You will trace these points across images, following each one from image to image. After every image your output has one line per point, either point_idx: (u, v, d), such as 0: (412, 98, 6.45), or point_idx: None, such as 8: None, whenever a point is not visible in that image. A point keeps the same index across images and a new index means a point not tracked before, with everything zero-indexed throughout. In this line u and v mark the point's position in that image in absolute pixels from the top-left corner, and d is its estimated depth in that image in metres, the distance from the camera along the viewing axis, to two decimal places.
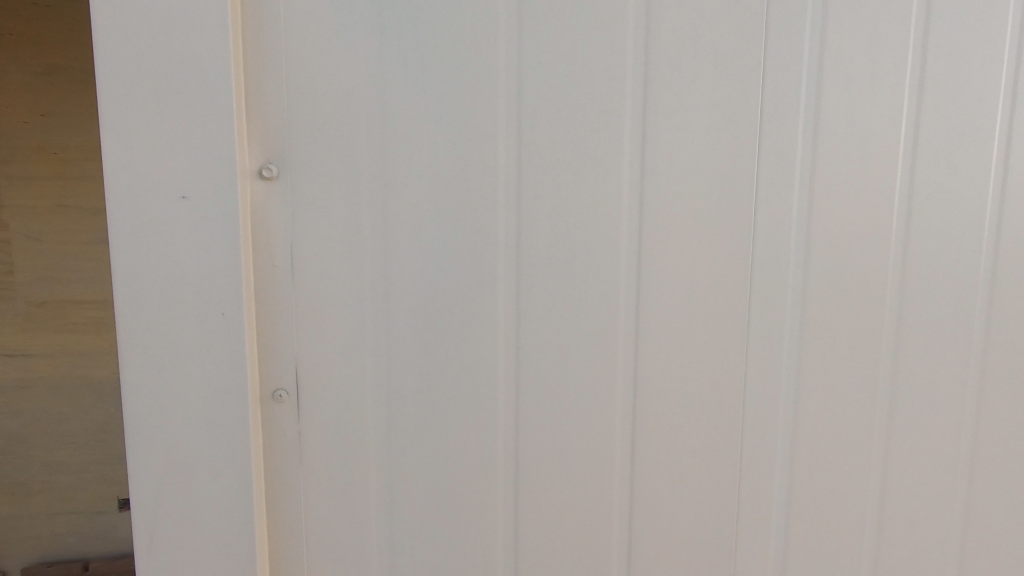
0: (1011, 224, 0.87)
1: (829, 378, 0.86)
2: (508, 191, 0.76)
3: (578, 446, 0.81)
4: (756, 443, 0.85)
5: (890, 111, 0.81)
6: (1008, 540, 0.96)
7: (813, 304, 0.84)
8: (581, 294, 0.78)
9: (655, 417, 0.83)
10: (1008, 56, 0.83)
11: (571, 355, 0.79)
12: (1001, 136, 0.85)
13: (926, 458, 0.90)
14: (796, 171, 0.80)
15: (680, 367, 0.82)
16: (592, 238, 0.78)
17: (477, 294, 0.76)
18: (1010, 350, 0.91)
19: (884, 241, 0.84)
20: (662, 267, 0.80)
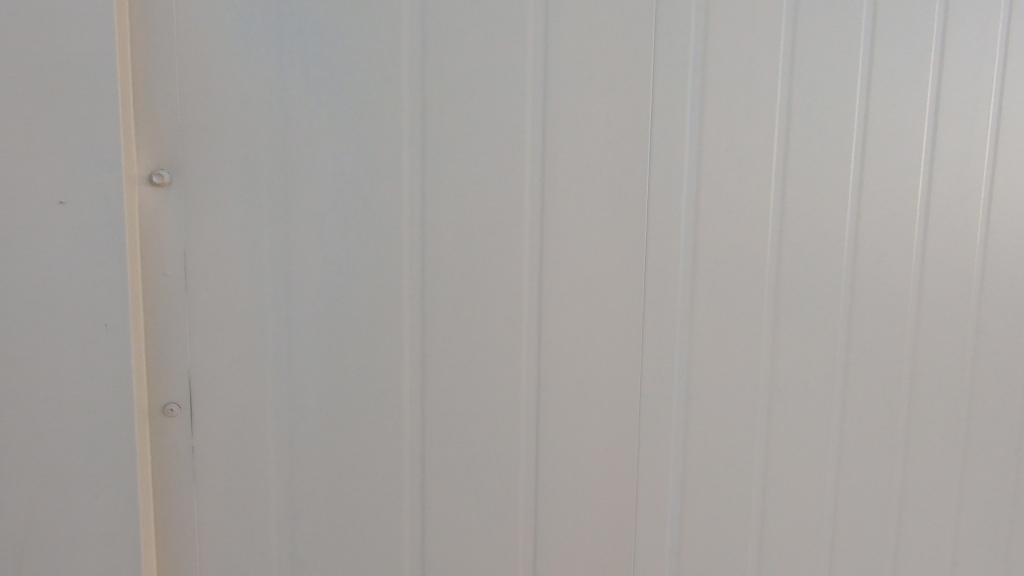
0: (865, 232, 0.98)
1: (716, 372, 0.93)
2: (411, 198, 0.77)
3: (485, 450, 0.83)
4: (652, 437, 0.91)
5: (764, 130, 0.90)
6: (878, 525, 1.05)
7: (701, 310, 0.91)
8: (485, 298, 0.81)
9: (558, 418, 0.86)
10: (861, 83, 0.95)
11: (477, 361, 0.81)
12: (858, 153, 0.97)
13: (801, 445, 1.00)
14: (681, 184, 0.87)
15: (581, 366, 0.86)
16: (495, 244, 0.81)
17: (382, 302, 0.77)
18: (870, 344, 1.02)
19: (760, 248, 0.93)
20: (561, 271, 0.84)
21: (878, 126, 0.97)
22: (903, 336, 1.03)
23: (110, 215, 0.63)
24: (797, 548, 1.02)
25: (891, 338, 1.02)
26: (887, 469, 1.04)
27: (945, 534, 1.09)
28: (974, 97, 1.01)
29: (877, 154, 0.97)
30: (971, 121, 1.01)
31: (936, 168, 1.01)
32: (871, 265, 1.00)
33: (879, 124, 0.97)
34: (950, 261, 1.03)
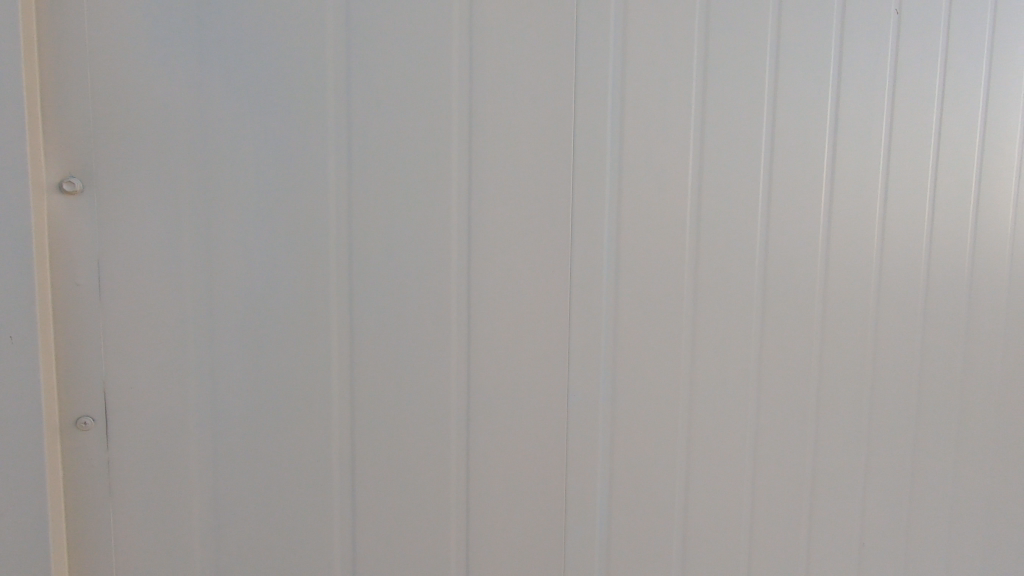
0: (954, 190, 0.88)
1: (794, 346, 0.76)
2: (457, 108, 0.57)
3: (547, 453, 0.63)
4: (731, 427, 0.73)
5: (842, 53, 0.75)
6: (960, 528, 0.94)
7: (775, 277, 0.74)
8: (549, 248, 0.61)
9: (632, 411, 0.67)
10: (951, 15, 0.83)
11: (537, 335, 0.62)
12: (948, 99, 0.85)
13: (893, 434, 0.86)
14: (761, 109, 0.71)
15: (652, 337, 0.67)
16: (561, 175, 0.61)
17: (414, 252, 0.56)
18: (952, 325, 0.90)
19: (846, 198, 0.78)
20: (633, 213, 0.65)
21: (964, 68, 0.86)
22: (989, 311, 0.94)
23: (10, 102, 0.43)
24: (891, 555, 0.88)
25: (978, 313, 0.93)
26: (974, 458, 0.94)
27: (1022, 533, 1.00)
28: None
29: (953, 108, 0.86)
30: None
31: (1019, 127, 0.93)
32: (959, 229, 0.89)
33: (966, 67, 0.86)
34: None
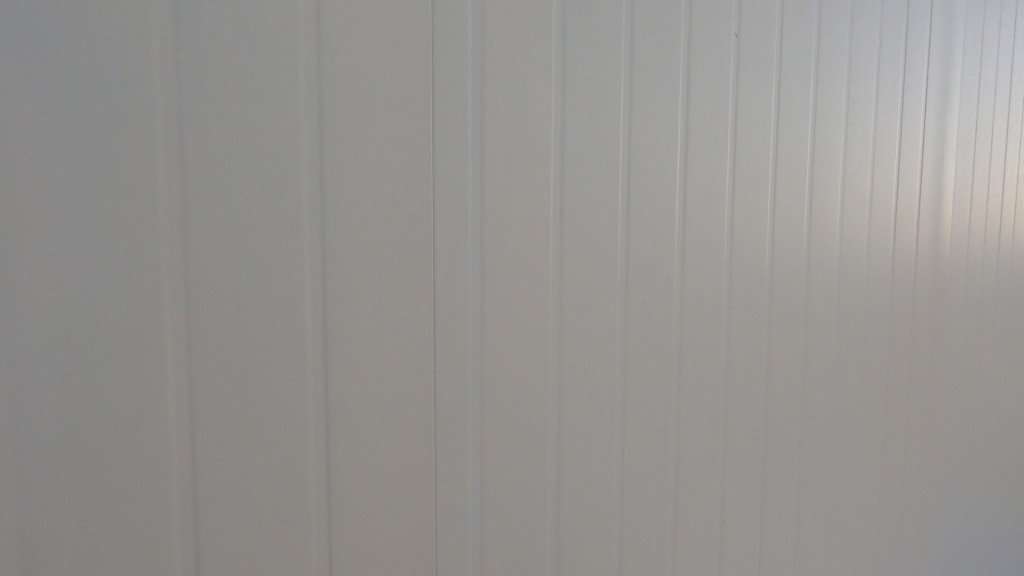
0: (790, 198, 0.99)
1: (655, 342, 0.82)
2: (304, 111, 0.55)
3: (414, 457, 0.63)
4: (598, 422, 0.77)
5: (689, 71, 0.82)
6: (804, 499, 1.06)
7: (637, 274, 0.79)
8: (409, 253, 0.61)
9: (500, 410, 0.68)
10: (782, 41, 0.93)
11: (401, 339, 0.61)
12: (782, 116, 0.96)
13: (745, 419, 0.95)
14: (618, 120, 0.75)
15: (519, 339, 0.69)
16: (421, 182, 0.61)
17: (260, 257, 0.54)
18: (796, 318, 1.02)
19: (699, 205, 0.85)
20: (497, 219, 0.66)
21: (794, 89, 0.97)
22: (822, 304, 1.06)
23: None
24: (746, 530, 0.96)
25: (813, 306, 1.05)
26: (811, 435, 1.06)
27: (852, 497, 1.16)
28: (861, 80, 1.09)
29: (789, 122, 0.97)
30: (859, 108, 1.09)
31: (841, 143, 1.06)
32: (797, 230, 1.00)
33: (796, 87, 0.97)
34: (849, 234, 1.11)
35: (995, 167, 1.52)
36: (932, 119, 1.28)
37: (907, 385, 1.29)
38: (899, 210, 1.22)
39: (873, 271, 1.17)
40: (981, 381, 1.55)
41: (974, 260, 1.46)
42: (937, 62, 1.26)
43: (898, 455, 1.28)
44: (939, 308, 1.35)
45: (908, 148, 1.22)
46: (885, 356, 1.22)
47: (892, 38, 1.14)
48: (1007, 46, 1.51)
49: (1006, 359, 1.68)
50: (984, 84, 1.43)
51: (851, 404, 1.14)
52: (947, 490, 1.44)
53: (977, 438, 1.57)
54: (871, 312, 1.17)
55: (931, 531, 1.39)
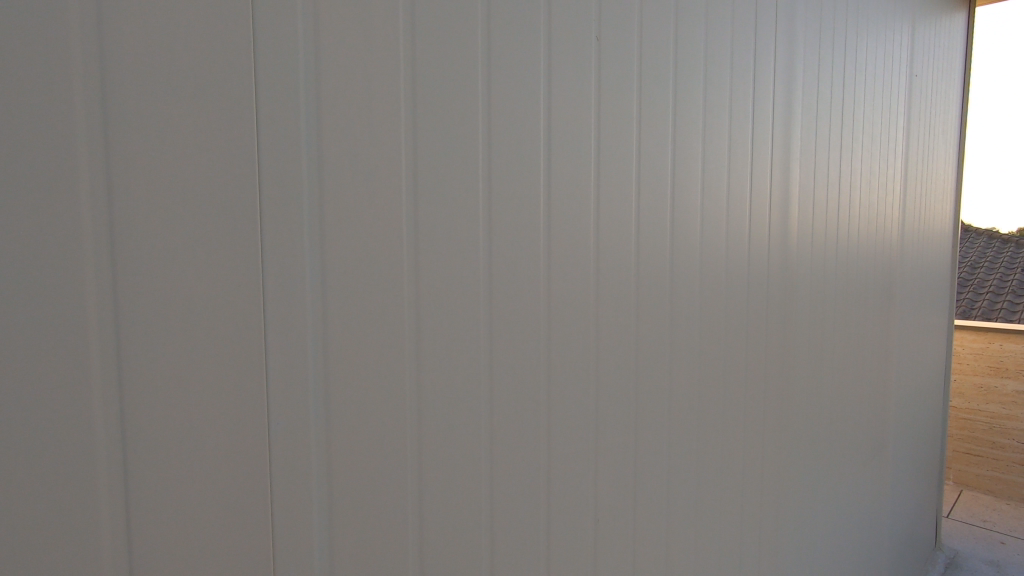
0: (653, 199, 1.02)
1: (521, 344, 0.80)
2: (79, 82, 0.44)
3: (244, 490, 0.55)
4: (463, 431, 0.73)
5: (550, 70, 0.81)
6: (672, 487, 1.11)
7: (501, 276, 0.77)
8: (232, 258, 0.53)
9: (349, 428, 0.62)
10: (640, 46, 0.96)
11: (222, 357, 0.53)
12: (643, 119, 0.99)
13: (614, 415, 0.97)
14: (475, 116, 0.72)
15: (370, 349, 0.64)
16: (242, 174, 0.53)
17: (22, 264, 0.42)
18: (661, 313, 1.06)
19: (564, 205, 0.85)
20: (341, 219, 0.60)
21: (653, 93, 1.00)
22: (685, 299, 1.11)
23: None
24: (619, 523, 0.99)
25: (676, 302, 1.09)
26: (678, 425, 1.11)
27: (716, 480, 1.24)
28: (716, 88, 1.16)
29: (649, 124, 1.00)
30: (714, 114, 1.16)
31: (699, 146, 1.12)
32: (661, 230, 1.04)
33: (656, 91, 1.01)
34: (709, 233, 1.17)
35: (835, 173, 1.70)
36: (780, 127, 1.39)
37: (763, 372, 1.40)
38: (753, 211, 1.32)
39: (730, 267, 1.25)
40: (824, 365, 1.73)
41: (817, 255, 1.62)
42: (782, 75, 1.39)
43: (756, 437, 1.39)
44: (787, 301, 1.48)
45: (760, 152, 1.32)
46: (743, 346, 1.31)
47: (742, 50, 1.23)
48: (839, 64, 1.69)
49: (846, 345, 1.88)
50: (823, 97, 1.60)
51: (712, 394, 1.21)
52: (798, 466, 1.59)
53: (823, 416, 1.75)
54: (730, 307, 1.25)
55: (786, 503, 1.53)
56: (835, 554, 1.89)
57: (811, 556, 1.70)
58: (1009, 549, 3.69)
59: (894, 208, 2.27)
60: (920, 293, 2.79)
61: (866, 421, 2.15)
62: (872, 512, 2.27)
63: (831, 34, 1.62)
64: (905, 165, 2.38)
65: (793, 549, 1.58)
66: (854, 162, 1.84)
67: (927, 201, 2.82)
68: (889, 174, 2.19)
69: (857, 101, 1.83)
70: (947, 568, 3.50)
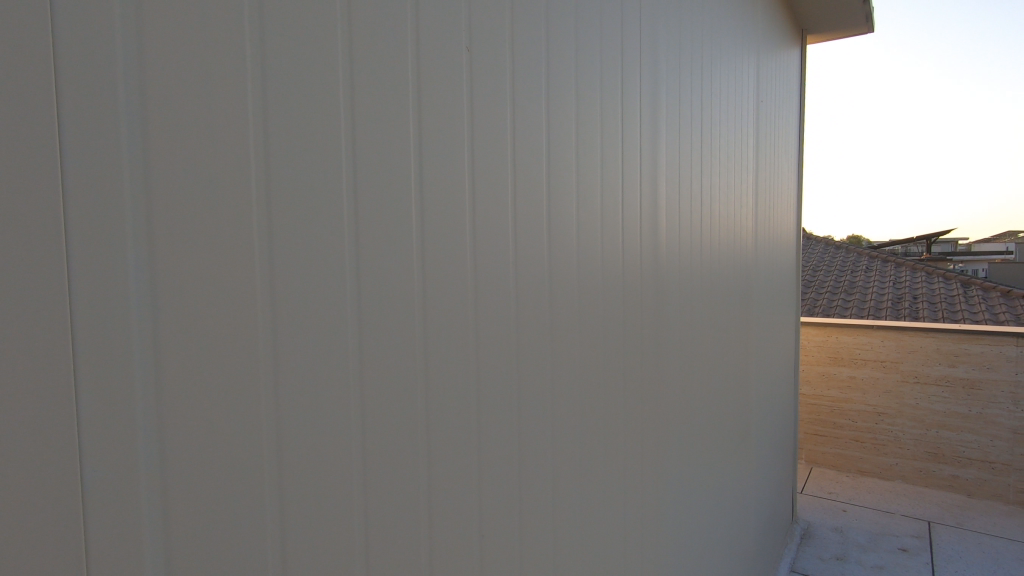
0: (530, 212, 1.04)
1: (395, 363, 0.77)
2: None
3: (52, 560, 0.45)
4: (331, 461, 0.68)
5: (418, 80, 0.79)
6: (556, 491, 1.13)
7: (371, 292, 0.73)
8: (28, 279, 0.44)
9: (192, 470, 0.54)
10: (512, 62, 0.98)
11: (15, 403, 0.43)
12: (517, 134, 1.00)
13: (496, 428, 0.96)
14: (338, 122, 0.68)
15: (217, 380, 0.56)
16: (42, 181, 0.44)
17: None
18: (540, 323, 1.08)
19: (438, 218, 0.83)
20: (174, 233, 0.53)
21: (526, 106, 1.02)
22: (564, 307, 1.15)
23: None
24: (504, 534, 0.99)
25: (556, 310, 1.12)
26: (560, 430, 1.14)
27: (597, 480, 1.29)
28: (587, 104, 1.21)
29: (523, 137, 1.02)
30: (586, 128, 1.21)
31: (572, 158, 1.16)
32: (538, 241, 1.06)
33: (528, 106, 1.03)
34: (586, 242, 1.22)
35: (697, 186, 1.86)
36: (648, 143, 1.49)
37: (638, 374, 1.48)
38: (626, 221, 1.39)
39: (606, 275, 1.31)
40: (693, 363, 1.88)
41: (684, 261, 1.76)
42: (647, 94, 1.49)
43: (634, 435, 1.46)
44: (659, 306, 1.59)
45: (630, 166, 1.40)
46: (619, 351, 1.37)
47: (610, 69, 1.30)
48: (697, 87, 1.85)
49: (712, 343, 2.06)
50: (684, 116, 1.74)
51: (591, 400, 1.26)
52: (672, 460, 1.71)
53: (692, 412, 1.89)
54: (607, 313, 1.31)
55: (662, 495, 1.64)
56: (709, 537, 2.05)
57: (687, 542, 1.83)
58: (849, 515, 4.25)
59: (748, 219, 2.53)
60: (773, 294, 3.13)
61: (731, 413, 2.36)
62: (739, 494, 2.51)
63: (689, 60, 1.77)
64: (756, 179, 2.66)
65: (671, 536, 1.69)
66: (713, 177, 2.03)
67: (776, 212, 3.18)
68: (743, 188, 2.43)
69: (713, 121, 2.01)
70: (803, 538, 3.94)
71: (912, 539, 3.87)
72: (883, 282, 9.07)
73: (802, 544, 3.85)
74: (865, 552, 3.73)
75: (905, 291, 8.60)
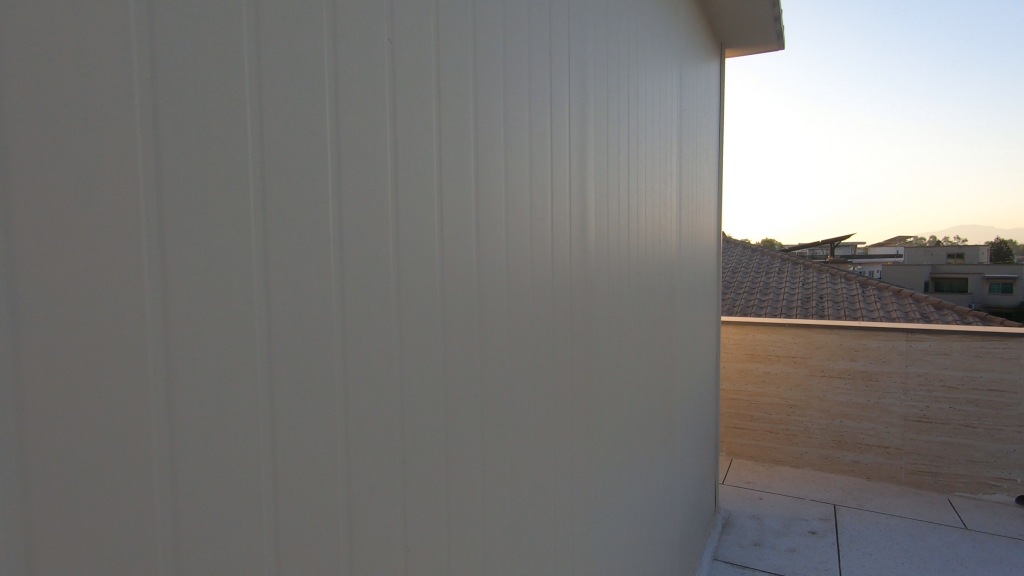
0: (456, 210, 1.02)
1: (311, 371, 0.72)
2: None
3: None
4: (237, 482, 0.62)
5: (335, 70, 0.74)
6: (484, 494, 1.12)
7: (282, 295, 0.67)
8: None
9: (64, 502, 0.47)
10: (437, 57, 0.95)
11: None
12: (443, 133, 0.98)
13: (421, 436, 0.93)
14: (244, 111, 0.62)
15: (95, 394, 0.49)
16: None
17: None
18: (468, 324, 1.06)
19: (358, 216, 0.79)
20: (38, 230, 0.45)
21: (452, 105, 1.00)
22: (493, 308, 1.14)
23: None
24: (431, 541, 0.96)
25: (484, 311, 1.11)
26: (488, 431, 1.13)
27: (526, 480, 1.29)
28: (516, 104, 1.21)
29: (449, 135, 0.99)
30: (514, 129, 1.20)
31: (500, 158, 1.15)
32: (466, 241, 1.04)
33: (454, 103, 1.00)
34: (515, 242, 1.21)
35: (624, 189, 1.90)
36: (576, 146, 1.51)
37: (566, 373, 1.49)
38: (555, 222, 1.40)
39: (536, 275, 1.31)
40: (621, 362, 1.92)
41: (612, 263, 1.80)
42: (576, 99, 1.50)
43: (563, 434, 1.48)
44: (587, 306, 1.61)
45: (559, 167, 1.41)
46: (548, 351, 1.38)
47: (539, 71, 1.30)
48: (624, 93, 1.90)
49: (638, 342, 2.12)
50: (611, 120, 1.77)
51: (519, 404, 1.26)
52: (600, 456, 1.74)
53: (619, 411, 1.93)
54: (535, 314, 1.31)
55: (590, 491, 1.67)
56: (635, 530, 2.11)
57: (613, 539, 1.86)
58: (766, 502, 4.51)
59: (672, 221, 2.63)
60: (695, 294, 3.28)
61: (656, 408, 2.44)
62: (665, 486, 2.61)
63: (616, 66, 1.81)
64: (680, 184, 2.78)
65: (599, 531, 1.73)
66: (640, 180, 2.09)
67: (698, 215, 3.34)
68: (667, 192, 2.52)
69: (639, 126, 2.07)
70: (724, 526, 4.14)
71: (820, 522, 4.17)
72: (793, 282, 9.77)
73: (724, 532, 4.05)
74: (779, 536, 3.98)
75: (812, 291, 9.30)
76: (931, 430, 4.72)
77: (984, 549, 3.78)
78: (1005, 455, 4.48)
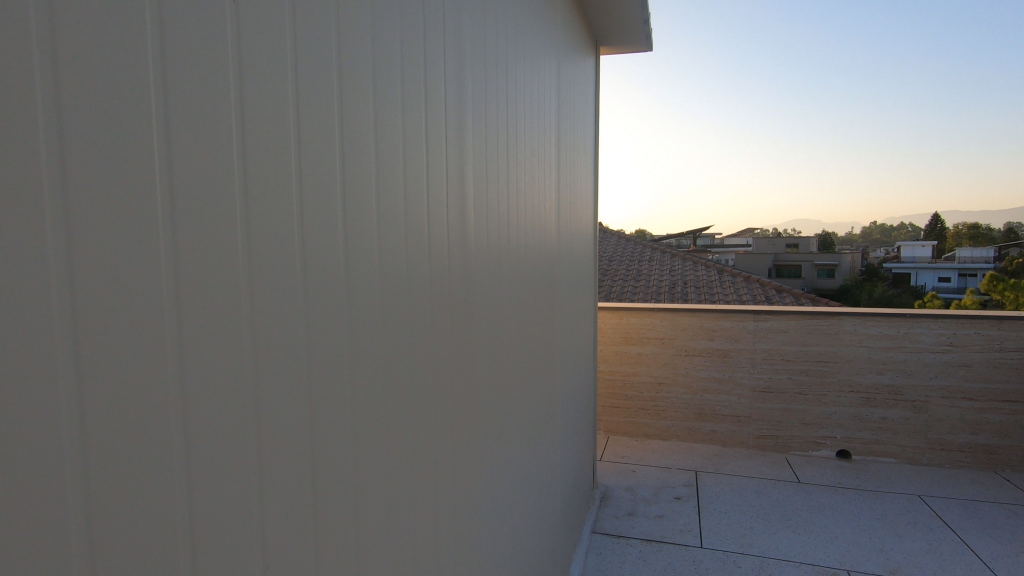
0: (320, 195, 0.94)
1: (140, 379, 0.62)
2: None
3: None
4: (40, 517, 0.52)
5: (163, 27, 0.64)
6: (354, 495, 1.07)
7: (100, 291, 0.57)
8: None
9: None
10: (294, 26, 0.87)
11: None
12: (302, 108, 0.89)
13: (281, 439, 0.86)
14: (35, 68, 0.50)
15: None
16: None
17: None
18: (334, 318, 0.99)
19: (199, 198, 0.69)
20: None
21: (314, 80, 0.92)
22: (362, 299, 1.08)
23: None
24: (296, 550, 0.89)
25: (352, 303, 1.04)
26: (357, 428, 1.08)
27: (399, 476, 1.26)
28: (385, 84, 1.15)
29: (311, 112, 0.91)
30: (383, 111, 1.14)
31: (368, 141, 1.08)
32: (331, 228, 0.97)
33: (315, 78, 0.92)
34: (386, 229, 1.16)
35: (503, 178, 1.91)
36: (453, 132, 1.48)
37: (443, 365, 1.47)
38: (430, 208, 1.36)
39: (409, 265, 1.26)
40: (500, 350, 1.94)
41: (491, 251, 1.80)
42: (452, 83, 1.47)
43: (439, 425, 1.46)
44: (465, 295, 1.59)
45: (434, 153, 1.37)
46: (423, 342, 1.35)
47: (410, 51, 1.25)
48: (502, 81, 1.90)
49: (518, 330, 2.16)
50: (489, 108, 1.76)
51: (392, 397, 1.22)
52: (478, 444, 1.75)
53: (499, 398, 1.96)
54: (409, 304, 1.27)
55: (468, 480, 1.68)
56: (515, 512, 2.16)
57: (493, 524, 1.90)
58: (639, 474, 4.87)
59: (551, 211, 2.70)
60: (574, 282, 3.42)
61: (536, 393, 2.51)
62: (545, 467, 2.70)
63: (493, 54, 1.80)
64: (558, 175, 2.86)
65: (477, 517, 1.75)
66: (519, 170, 2.10)
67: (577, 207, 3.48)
68: (546, 182, 2.58)
69: (518, 115, 2.09)
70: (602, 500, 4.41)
71: (684, 487, 4.59)
72: (661, 270, 10.60)
73: (602, 505, 4.31)
74: (650, 503, 4.33)
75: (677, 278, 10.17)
76: (773, 399, 5.37)
77: (812, 498, 4.40)
78: (829, 416, 5.24)
